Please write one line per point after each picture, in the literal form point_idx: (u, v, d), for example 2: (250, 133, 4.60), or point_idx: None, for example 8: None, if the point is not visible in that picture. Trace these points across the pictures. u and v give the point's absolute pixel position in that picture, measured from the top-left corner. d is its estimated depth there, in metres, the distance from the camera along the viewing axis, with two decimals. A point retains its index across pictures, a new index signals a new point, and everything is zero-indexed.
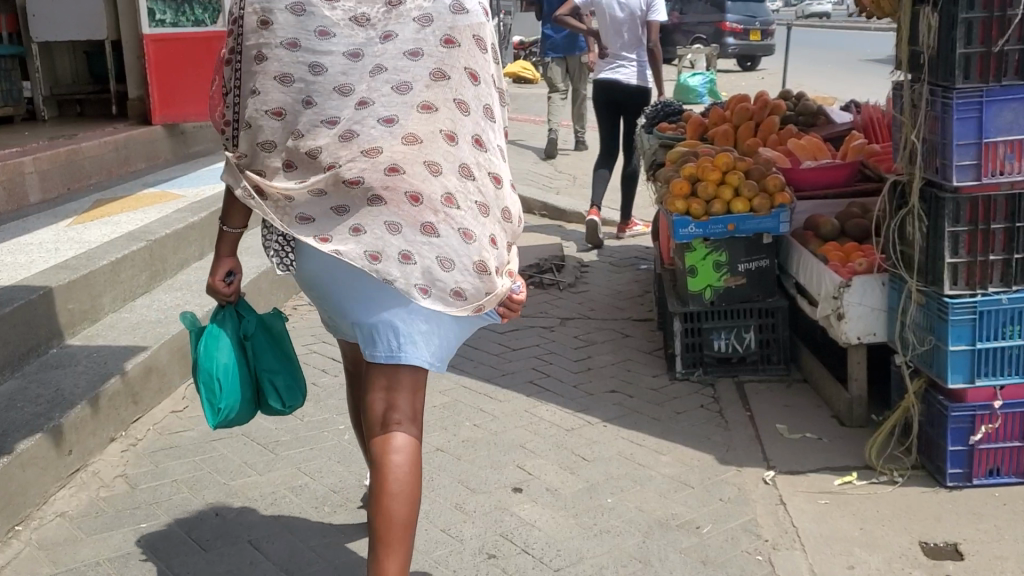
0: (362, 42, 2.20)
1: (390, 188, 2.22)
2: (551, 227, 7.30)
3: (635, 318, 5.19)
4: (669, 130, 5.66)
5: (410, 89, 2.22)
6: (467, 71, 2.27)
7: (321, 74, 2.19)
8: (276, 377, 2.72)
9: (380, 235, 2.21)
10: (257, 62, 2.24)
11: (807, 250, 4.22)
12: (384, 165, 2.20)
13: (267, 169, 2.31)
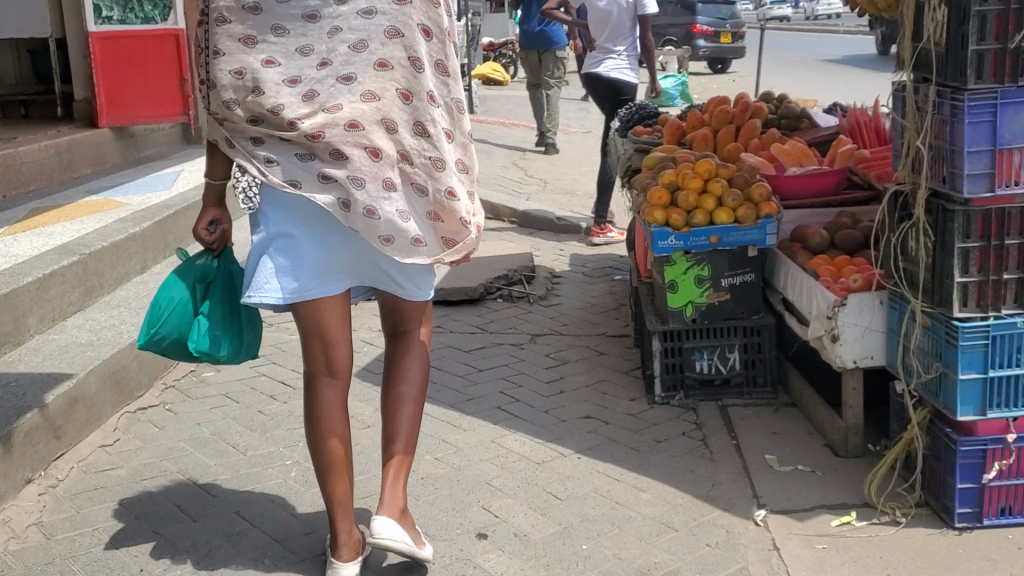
0: (318, 6, 2.49)
1: (352, 141, 2.54)
2: (521, 235, 6.98)
3: (610, 334, 4.87)
4: (645, 134, 5.36)
5: (367, 48, 2.53)
6: (419, 28, 2.58)
7: (284, 35, 2.49)
8: (215, 327, 2.80)
9: (346, 184, 2.53)
10: (218, 24, 2.48)
11: (795, 263, 3.92)
12: (344, 121, 2.52)
13: (233, 121, 2.54)
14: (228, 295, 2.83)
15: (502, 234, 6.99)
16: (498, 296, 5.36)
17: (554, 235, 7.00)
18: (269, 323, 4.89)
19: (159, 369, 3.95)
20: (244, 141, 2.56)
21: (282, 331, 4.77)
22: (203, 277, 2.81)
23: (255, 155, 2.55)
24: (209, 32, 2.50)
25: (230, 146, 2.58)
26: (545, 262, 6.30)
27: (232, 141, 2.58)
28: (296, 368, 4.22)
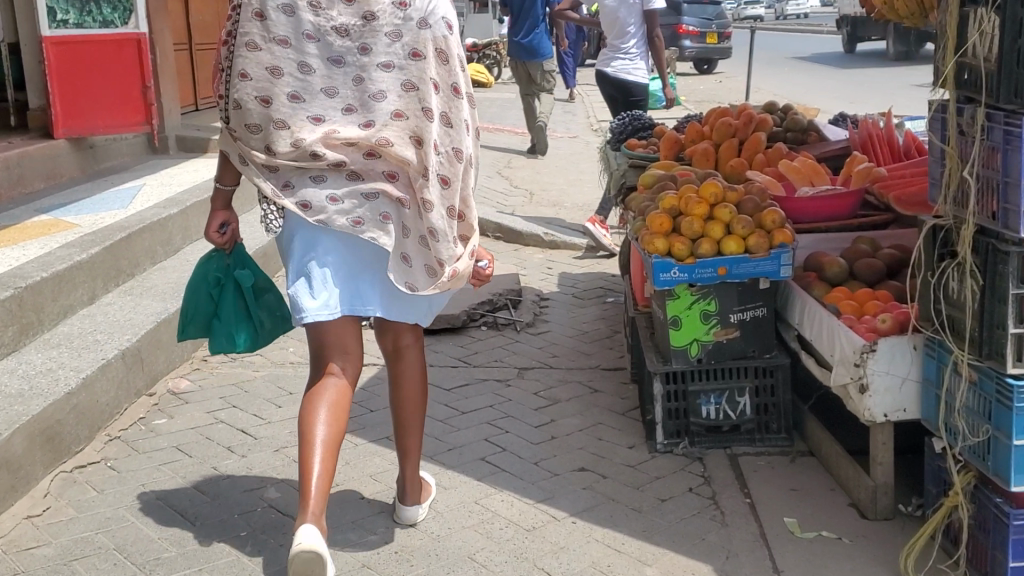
0: (342, 50, 2.62)
1: (370, 168, 2.71)
2: (507, 253, 6.56)
3: (605, 367, 4.48)
4: (640, 148, 4.96)
5: (385, 98, 2.67)
6: (434, 82, 2.68)
7: (307, 74, 2.62)
8: (232, 325, 3.09)
9: (359, 206, 2.69)
10: (247, 50, 2.60)
11: (811, 296, 3.52)
12: (363, 153, 2.69)
13: (253, 145, 2.69)
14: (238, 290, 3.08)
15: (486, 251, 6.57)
16: (482, 324, 4.95)
17: (541, 252, 6.58)
18: (232, 357, 4.48)
19: (102, 419, 3.56)
20: (263, 159, 2.70)
21: (246, 367, 4.36)
22: (216, 279, 3.07)
23: (275, 174, 2.70)
24: (234, 56, 2.62)
25: (246, 163, 2.72)
26: (532, 284, 5.89)
27: (246, 159, 2.72)
28: (258, 413, 3.83)
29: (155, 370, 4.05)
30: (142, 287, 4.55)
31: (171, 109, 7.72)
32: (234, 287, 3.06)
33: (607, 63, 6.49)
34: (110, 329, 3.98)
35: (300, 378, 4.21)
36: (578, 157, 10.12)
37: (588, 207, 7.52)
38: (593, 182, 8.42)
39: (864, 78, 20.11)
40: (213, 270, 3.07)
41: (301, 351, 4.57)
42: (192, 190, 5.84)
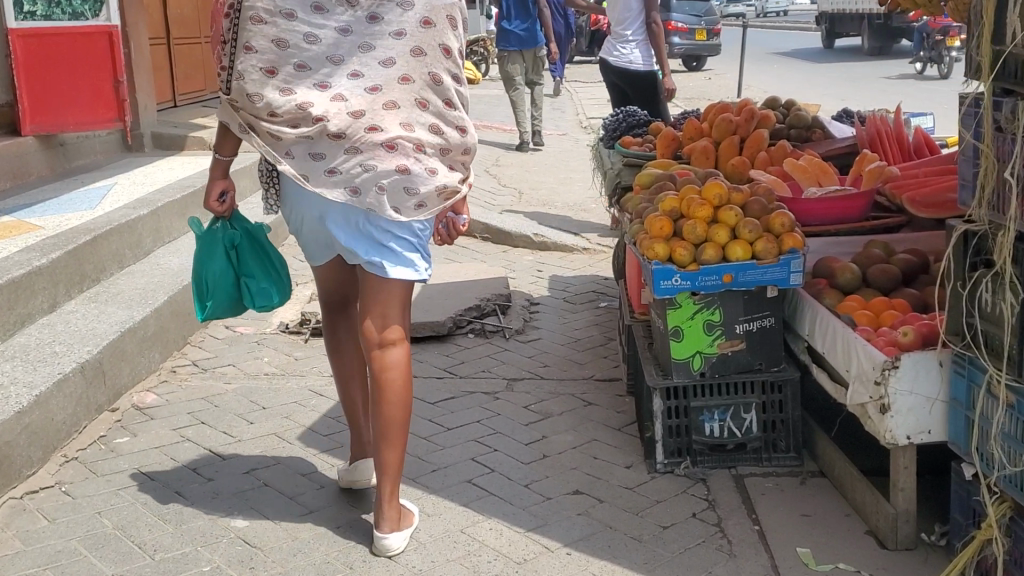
0: (349, 20, 2.64)
1: (369, 139, 2.67)
2: (495, 256, 6.29)
3: (599, 377, 4.23)
4: (635, 146, 4.71)
5: (393, 64, 2.67)
6: (441, 48, 2.70)
7: (314, 43, 2.64)
8: (261, 280, 3.18)
9: (359, 173, 2.67)
10: (252, 23, 2.62)
11: (822, 306, 3.27)
12: (364, 124, 2.66)
13: (257, 118, 2.72)
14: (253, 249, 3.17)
15: (473, 253, 6.30)
16: (469, 331, 4.69)
17: (530, 254, 6.32)
18: (202, 368, 4.22)
19: (58, 438, 3.30)
20: (266, 136, 2.74)
21: (218, 380, 4.10)
22: (232, 242, 3.14)
23: (276, 150, 2.74)
24: (240, 29, 2.65)
25: (246, 132, 2.74)
26: (521, 288, 5.63)
27: (247, 129, 2.74)
28: (228, 431, 3.57)
29: (119, 384, 3.79)
30: (107, 294, 4.28)
31: (146, 104, 7.44)
32: (251, 244, 3.16)
33: (613, 52, 6.31)
34: (70, 339, 3.71)
35: (274, 392, 3.95)
36: (568, 155, 9.86)
37: (579, 206, 7.26)
38: (583, 180, 8.16)
39: (855, 75, 19.91)
40: (224, 234, 3.13)
41: (277, 362, 4.31)
42: (165, 189, 5.57)
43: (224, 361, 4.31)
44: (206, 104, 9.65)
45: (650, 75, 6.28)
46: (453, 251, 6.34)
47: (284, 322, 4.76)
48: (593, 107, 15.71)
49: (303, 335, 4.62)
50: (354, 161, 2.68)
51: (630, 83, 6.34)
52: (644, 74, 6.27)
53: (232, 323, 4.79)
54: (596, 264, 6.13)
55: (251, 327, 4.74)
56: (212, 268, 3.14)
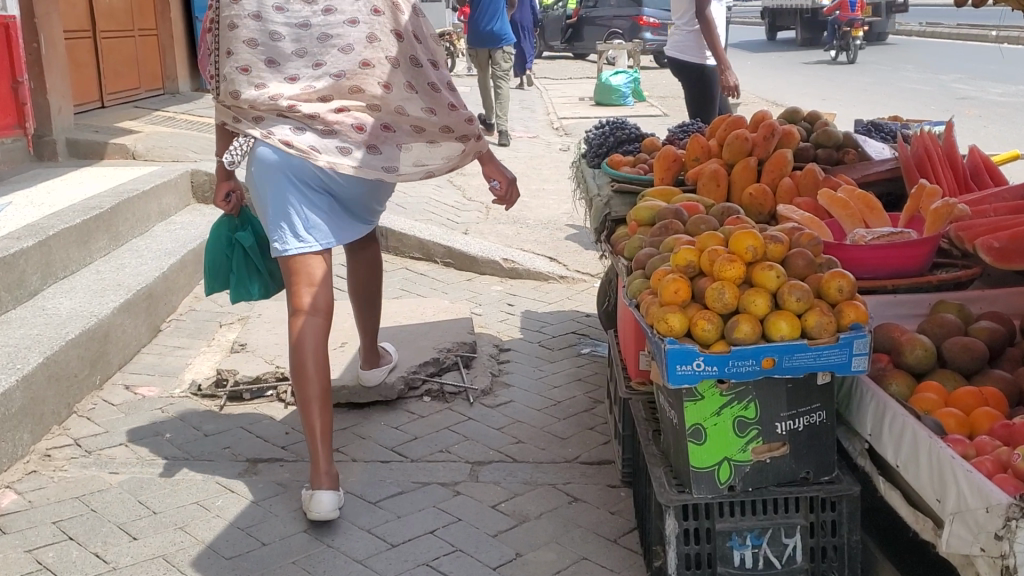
0: (308, 14, 2.91)
1: (340, 121, 2.99)
2: (457, 286, 5.41)
3: (585, 458, 3.38)
4: (628, 169, 3.88)
5: (352, 50, 2.96)
6: (392, 31, 3.00)
7: (279, 40, 2.93)
8: (244, 279, 3.53)
9: (336, 154, 2.97)
10: (229, 29, 2.93)
11: (891, 397, 2.45)
12: (333, 107, 2.99)
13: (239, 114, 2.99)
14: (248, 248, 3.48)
15: (431, 283, 5.43)
16: (423, 393, 3.82)
17: (498, 284, 5.45)
18: (85, 450, 3.35)
19: None
20: (248, 120, 2.99)
21: (101, 468, 3.24)
22: (225, 242, 3.48)
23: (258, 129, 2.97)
24: (222, 36, 2.95)
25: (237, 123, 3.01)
26: (488, 327, 4.77)
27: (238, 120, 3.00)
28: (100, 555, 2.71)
29: None
30: None
31: (60, 107, 6.54)
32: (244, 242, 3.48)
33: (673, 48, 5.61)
34: None
35: (170, 490, 3.09)
36: (538, 162, 8.98)
37: (553, 224, 6.40)
38: (556, 194, 7.29)
39: (834, 73, 19.15)
40: (220, 235, 3.48)
41: (182, 442, 3.45)
42: (64, 212, 4.70)
43: (114, 439, 3.45)
44: (136, 105, 8.71)
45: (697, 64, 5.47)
46: (408, 280, 5.47)
47: (196, 382, 3.89)
48: (563, 106, 14.84)
49: (218, 401, 3.77)
50: (329, 140, 2.97)
51: (683, 71, 5.58)
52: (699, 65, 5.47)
53: (133, 384, 3.93)
54: (574, 297, 5.27)
55: (155, 391, 3.89)
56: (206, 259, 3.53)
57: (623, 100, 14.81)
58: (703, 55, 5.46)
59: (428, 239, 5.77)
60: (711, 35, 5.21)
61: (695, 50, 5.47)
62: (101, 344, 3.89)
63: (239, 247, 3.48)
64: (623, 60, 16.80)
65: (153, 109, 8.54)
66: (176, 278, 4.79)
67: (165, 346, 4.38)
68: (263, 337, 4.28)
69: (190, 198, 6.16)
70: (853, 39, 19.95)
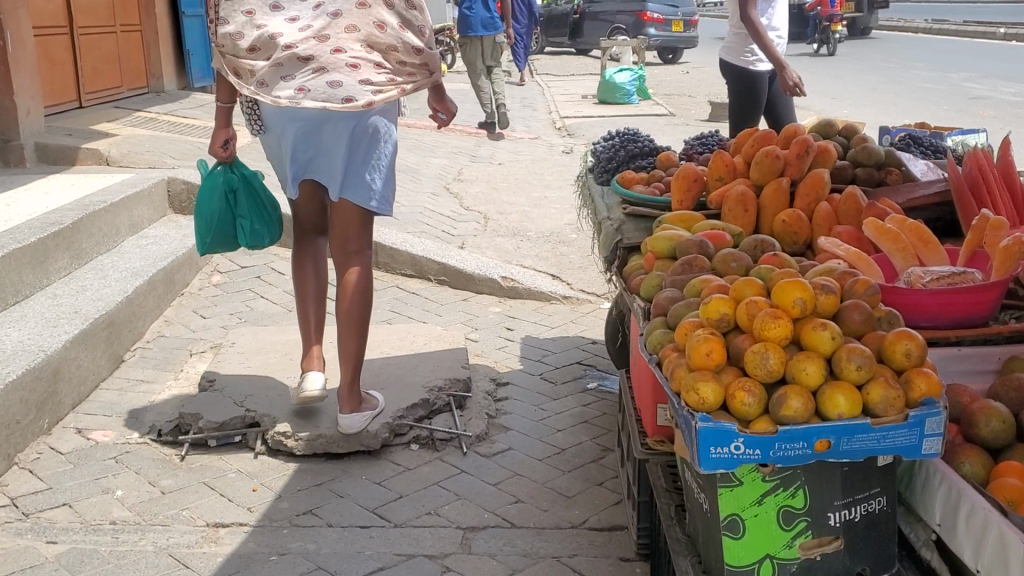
0: None
1: (333, 58, 3.16)
2: (453, 307, 4.99)
3: (593, 523, 2.96)
4: (642, 188, 3.45)
5: None
6: None
7: None
8: (251, 219, 3.71)
9: (326, 89, 3.14)
10: None
11: (967, 482, 2.02)
12: (329, 47, 3.16)
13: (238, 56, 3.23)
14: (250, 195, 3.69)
15: (424, 304, 5.00)
16: (410, 440, 3.40)
17: (496, 305, 5.03)
18: (22, 513, 2.94)
19: None
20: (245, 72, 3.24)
21: (39, 536, 2.82)
22: (229, 185, 3.66)
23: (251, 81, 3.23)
24: None
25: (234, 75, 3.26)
26: (485, 356, 4.34)
27: (234, 71, 3.26)
28: None
29: None
30: None
31: (29, 110, 6.12)
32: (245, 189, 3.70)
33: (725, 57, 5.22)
34: None
35: (113, 566, 2.67)
36: (540, 166, 8.55)
37: (555, 237, 5.98)
38: (558, 202, 6.87)
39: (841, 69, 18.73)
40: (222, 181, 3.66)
41: (134, 501, 3.04)
42: (19, 229, 4.28)
43: (57, 499, 3.04)
44: (117, 105, 8.28)
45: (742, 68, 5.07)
46: (399, 300, 5.05)
47: (157, 426, 3.47)
48: (567, 104, 14.41)
49: (179, 450, 3.35)
50: (320, 78, 3.15)
51: (734, 82, 5.17)
52: (750, 70, 5.06)
53: (86, 427, 3.52)
54: (579, 320, 4.85)
55: (110, 435, 3.47)
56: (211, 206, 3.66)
57: (627, 98, 14.39)
58: (750, 58, 5.05)
59: (422, 253, 5.35)
60: (759, 39, 4.81)
61: (740, 53, 5.08)
62: (50, 384, 3.47)
63: (243, 186, 3.68)
64: (627, 56, 16.35)
65: (134, 110, 8.12)
66: (142, 301, 4.38)
67: (128, 380, 3.96)
68: (233, 371, 3.86)
69: (166, 208, 5.74)
70: (832, 33, 20.09)
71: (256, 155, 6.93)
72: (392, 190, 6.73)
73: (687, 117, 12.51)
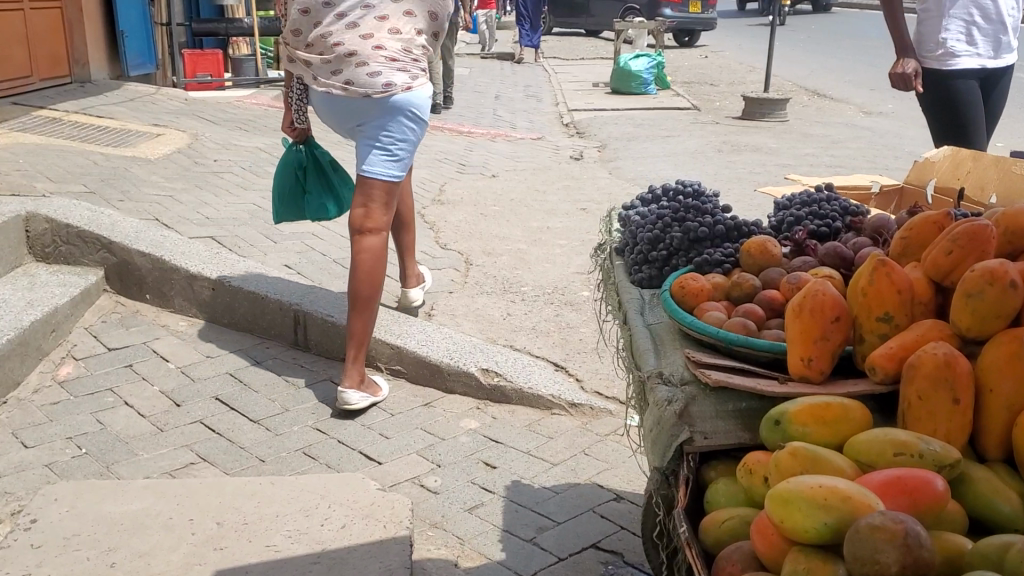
0: None
1: (375, 57, 3.07)
2: (409, 419, 3.38)
3: None
4: (717, 315, 1.85)
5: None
6: None
7: None
8: (320, 196, 3.65)
9: (367, 80, 3.08)
10: None
11: None
12: (371, 45, 3.07)
13: (296, 49, 3.19)
14: (320, 170, 3.62)
15: (366, 413, 3.40)
16: None
17: (472, 416, 3.42)
18: None
19: None
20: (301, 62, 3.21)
21: None
22: (300, 164, 3.59)
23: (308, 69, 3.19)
24: None
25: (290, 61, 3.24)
26: (446, 528, 2.75)
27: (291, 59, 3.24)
28: None
29: None
30: None
31: None
32: (317, 165, 3.61)
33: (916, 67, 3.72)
34: None
35: None
36: (543, 178, 6.92)
37: (560, 298, 4.36)
38: (565, 240, 5.23)
39: (875, 57, 17.03)
40: (295, 158, 3.59)
41: None
42: None
43: None
44: (17, 100, 6.68)
45: (924, 70, 3.54)
46: (331, 404, 3.44)
47: None
48: (575, 94, 12.79)
49: None
50: (363, 70, 3.08)
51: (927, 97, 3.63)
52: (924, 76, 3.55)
53: None
54: (594, 444, 3.23)
55: None
56: (284, 182, 3.62)
57: (643, 87, 12.76)
58: (937, 55, 3.50)
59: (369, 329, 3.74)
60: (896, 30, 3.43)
61: (924, 47, 3.57)
62: None
63: (315, 167, 3.61)
64: (643, 39, 14.69)
65: (35, 107, 6.51)
66: None
67: None
68: None
69: (21, 255, 4.14)
70: None
71: (171, 173, 5.34)
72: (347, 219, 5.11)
73: (714, 111, 10.85)
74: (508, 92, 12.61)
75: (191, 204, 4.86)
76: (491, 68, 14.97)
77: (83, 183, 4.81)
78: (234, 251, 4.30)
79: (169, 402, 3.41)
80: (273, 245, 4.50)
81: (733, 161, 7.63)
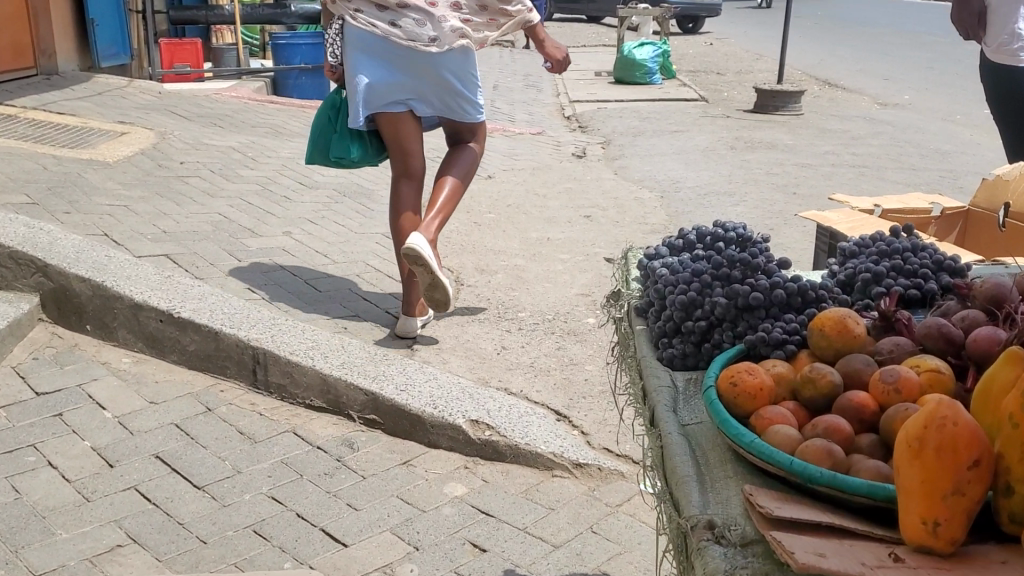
0: None
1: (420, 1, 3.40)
2: (383, 484, 2.85)
3: None
4: (788, 430, 1.33)
5: None
6: None
7: None
8: (345, 139, 3.62)
9: (412, 27, 3.42)
10: None
11: None
12: None
13: None
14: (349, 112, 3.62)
15: (332, 476, 2.87)
16: None
17: (458, 479, 2.89)
18: None
19: None
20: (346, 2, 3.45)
21: None
22: (335, 105, 3.63)
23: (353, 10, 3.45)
24: None
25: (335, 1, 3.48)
26: None
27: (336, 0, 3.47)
28: None
29: None
30: None
31: None
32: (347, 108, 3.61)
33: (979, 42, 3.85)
34: None
35: None
36: (543, 179, 6.39)
37: (562, 328, 3.83)
38: (566, 255, 4.70)
39: (886, 45, 16.45)
40: (330, 99, 3.64)
41: None
42: None
43: None
44: None
45: (996, 61, 3.72)
46: (292, 465, 2.91)
47: None
48: (576, 84, 12.25)
49: None
50: (409, 16, 3.41)
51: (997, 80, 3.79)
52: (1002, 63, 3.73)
53: None
54: (603, 518, 2.70)
55: None
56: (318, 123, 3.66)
57: (648, 77, 12.20)
58: (1011, 47, 3.70)
59: (340, 371, 3.18)
60: None
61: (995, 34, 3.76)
62: None
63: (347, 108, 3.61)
64: (647, 26, 14.15)
65: None
66: None
67: None
68: None
69: None
70: None
71: (130, 179, 4.81)
72: (324, 231, 4.59)
73: (722, 103, 10.31)
74: (507, 82, 12.07)
75: (148, 215, 4.34)
76: (489, 56, 14.41)
77: (26, 193, 4.28)
78: (190, 273, 3.78)
79: (100, 462, 2.89)
80: (237, 264, 3.97)
81: (747, 159, 7.09)
